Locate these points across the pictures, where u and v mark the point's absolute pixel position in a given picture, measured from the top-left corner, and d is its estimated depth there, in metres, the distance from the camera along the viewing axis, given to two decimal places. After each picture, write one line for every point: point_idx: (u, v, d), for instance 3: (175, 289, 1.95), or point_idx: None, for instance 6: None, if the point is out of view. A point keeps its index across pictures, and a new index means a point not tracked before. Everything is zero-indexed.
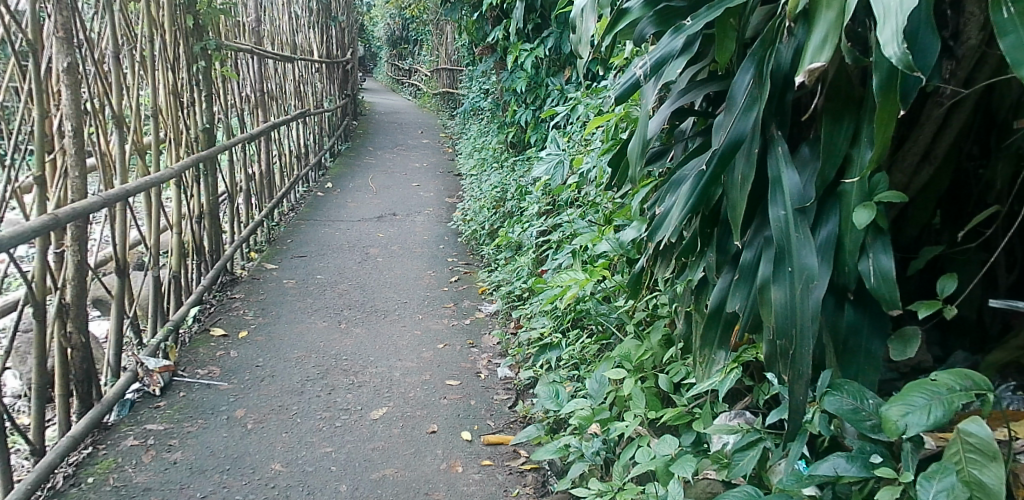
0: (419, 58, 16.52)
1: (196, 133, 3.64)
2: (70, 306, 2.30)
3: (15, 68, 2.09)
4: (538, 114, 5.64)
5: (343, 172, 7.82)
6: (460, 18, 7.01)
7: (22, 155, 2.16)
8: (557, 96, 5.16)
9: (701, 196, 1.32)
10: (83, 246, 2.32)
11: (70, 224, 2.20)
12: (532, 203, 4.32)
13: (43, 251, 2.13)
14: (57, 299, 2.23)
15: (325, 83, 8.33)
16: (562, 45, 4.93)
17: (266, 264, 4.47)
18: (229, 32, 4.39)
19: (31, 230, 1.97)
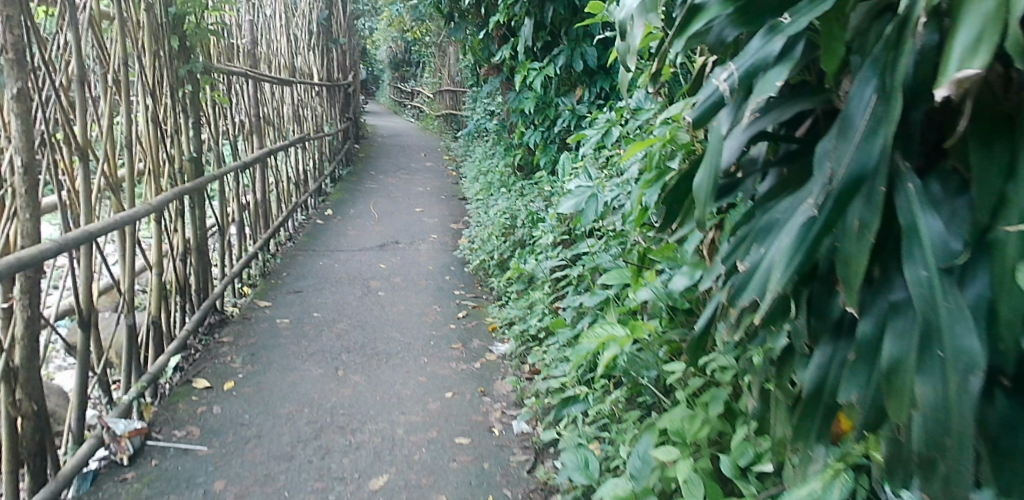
0: (422, 79, 16.32)
1: (183, 164, 3.30)
2: (19, 371, 1.97)
3: None
4: (547, 136, 5.33)
5: (344, 198, 7.51)
6: (465, 38, 6.73)
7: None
8: (569, 117, 4.84)
9: (811, 251, 0.98)
10: (37, 299, 1.99)
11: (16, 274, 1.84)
12: (546, 232, 3.98)
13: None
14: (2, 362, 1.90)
15: (326, 106, 8.05)
16: (574, 63, 4.62)
17: (259, 300, 4.13)
18: (219, 54, 4.10)
19: None
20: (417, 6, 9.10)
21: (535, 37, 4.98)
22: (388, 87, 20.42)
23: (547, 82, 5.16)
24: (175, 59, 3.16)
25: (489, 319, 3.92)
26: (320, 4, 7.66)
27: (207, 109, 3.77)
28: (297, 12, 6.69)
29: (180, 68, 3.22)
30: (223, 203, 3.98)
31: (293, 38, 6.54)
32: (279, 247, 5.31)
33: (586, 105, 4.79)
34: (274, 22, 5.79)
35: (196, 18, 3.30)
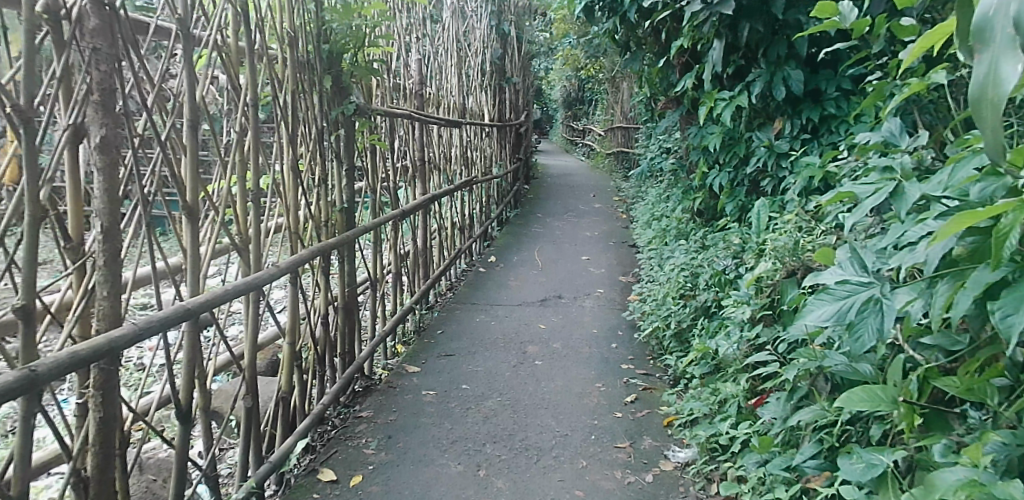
0: (595, 117, 15.89)
1: (333, 215, 3.00)
2: (90, 483, 1.46)
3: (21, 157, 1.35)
4: (735, 176, 4.48)
5: (508, 243, 7.12)
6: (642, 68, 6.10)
7: (19, 267, 1.30)
8: (763, 154, 4.02)
9: None
10: (119, 392, 1.49)
11: (94, 367, 1.41)
12: (737, 300, 3.20)
13: (25, 423, 1.19)
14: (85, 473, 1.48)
15: (495, 148, 7.78)
16: (776, 89, 3.83)
17: (409, 364, 3.74)
18: (381, 94, 3.84)
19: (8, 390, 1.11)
20: (591, 41, 8.67)
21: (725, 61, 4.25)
22: (561, 126, 20.24)
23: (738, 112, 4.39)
24: (326, 100, 2.88)
25: (665, 410, 3.21)
26: (494, 43, 7.45)
27: (363, 154, 3.46)
28: (469, 51, 6.49)
29: (331, 109, 2.93)
30: (376, 254, 3.61)
31: (465, 78, 6.32)
32: (437, 299, 4.96)
33: (788, 142, 3.96)
34: (446, 61, 5.56)
35: (353, 55, 2.98)
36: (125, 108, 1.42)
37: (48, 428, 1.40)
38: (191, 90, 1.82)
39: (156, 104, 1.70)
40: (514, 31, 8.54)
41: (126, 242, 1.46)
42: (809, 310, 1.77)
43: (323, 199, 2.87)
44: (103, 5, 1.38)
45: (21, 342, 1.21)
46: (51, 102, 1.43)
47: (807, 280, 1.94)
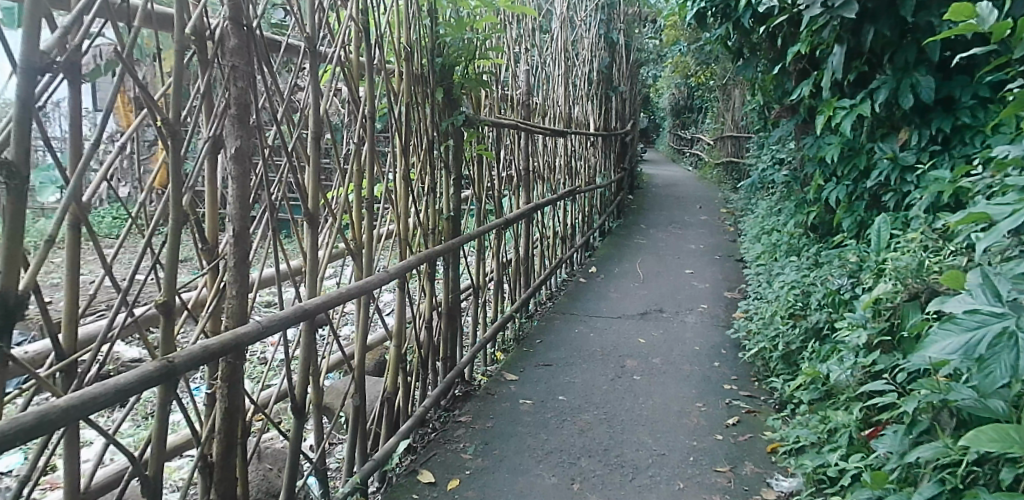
0: (704, 125, 15.48)
1: (440, 223, 3.10)
2: (215, 468, 1.59)
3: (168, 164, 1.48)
4: (854, 191, 4.24)
5: (610, 254, 7.07)
6: (755, 76, 5.90)
7: (162, 267, 1.43)
8: (886, 167, 3.79)
9: None
10: (242, 385, 1.61)
11: (221, 360, 1.51)
12: (852, 321, 3.03)
13: (162, 409, 1.30)
14: (209, 460, 1.60)
15: (600, 158, 7.74)
16: (902, 99, 3.61)
17: (507, 372, 3.79)
18: (490, 104, 3.92)
19: (148, 381, 1.21)
20: (703, 48, 8.48)
21: (846, 68, 4.05)
22: (668, 134, 19.87)
23: (858, 122, 4.17)
24: (438, 111, 2.98)
25: (769, 435, 3.09)
26: (602, 52, 7.44)
27: (470, 164, 3.55)
28: (577, 60, 6.51)
29: (442, 119, 3.03)
30: (480, 262, 3.69)
31: (571, 88, 6.34)
32: (537, 308, 5.00)
33: (915, 154, 3.72)
34: (553, 71, 5.61)
35: (465, 67, 3.06)
36: (258, 121, 1.53)
37: (181, 415, 1.53)
38: (316, 103, 1.94)
39: (285, 116, 1.82)
40: (623, 40, 8.47)
41: (254, 246, 1.57)
42: (932, 342, 1.65)
43: (430, 207, 2.97)
44: (242, 26, 1.50)
45: (162, 335, 1.32)
46: (195, 115, 1.56)
47: (931, 305, 1.81)
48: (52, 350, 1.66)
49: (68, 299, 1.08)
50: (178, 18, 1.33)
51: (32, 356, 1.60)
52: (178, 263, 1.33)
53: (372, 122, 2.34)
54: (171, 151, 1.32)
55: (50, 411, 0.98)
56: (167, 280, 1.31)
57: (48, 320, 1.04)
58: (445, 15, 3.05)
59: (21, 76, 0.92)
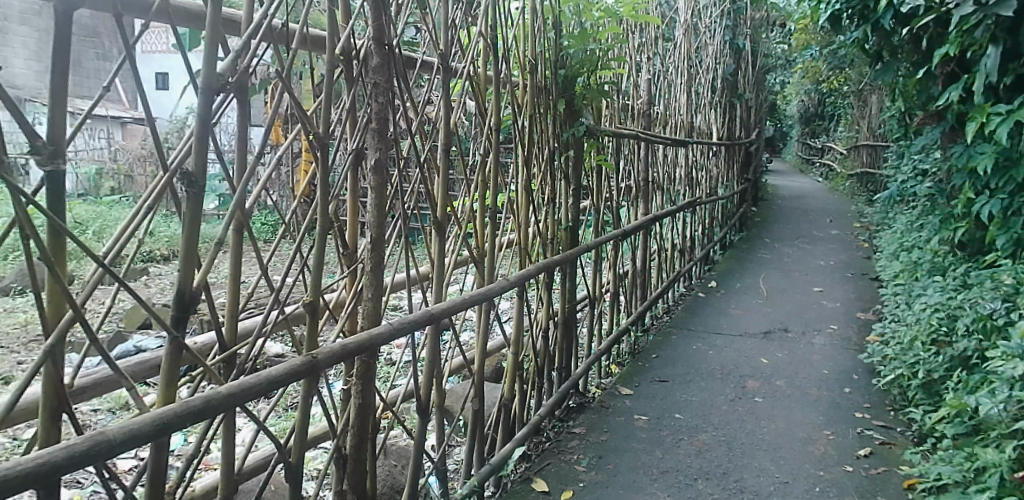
0: (836, 134, 14.64)
1: (558, 233, 3.13)
2: (348, 460, 1.69)
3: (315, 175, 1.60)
4: (1010, 205, 3.87)
5: (731, 268, 6.83)
6: (896, 81, 5.52)
7: (308, 270, 1.54)
8: None
9: None
10: (374, 382, 1.70)
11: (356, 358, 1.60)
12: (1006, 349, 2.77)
13: (305, 401, 1.39)
14: (343, 452, 1.70)
15: (722, 169, 7.51)
16: None
17: (622, 386, 3.75)
18: (610, 114, 3.91)
19: (292, 375, 1.30)
20: (837, 51, 8.03)
21: (1003, 70, 3.71)
22: (796, 143, 18.96)
23: (1017, 129, 3.80)
24: (559, 122, 3.02)
25: (905, 470, 2.87)
26: (727, 59, 7.21)
27: (589, 174, 3.56)
28: (700, 69, 6.36)
29: (563, 130, 3.07)
30: (596, 273, 3.68)
31: (694, 97, 6.21)
32: (653, 322, 4.91)
33: None
34: (676, 80, 5.51)
35: (587, 78, 3.08)
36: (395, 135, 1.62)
37: (320, 408, 1.64)
38: (447, 116, 2.02)
39: (418, 129, 1.92)
40: (750, 46, 8.19)
41: (389, 252, 1.66)
42: None
43: (550, 217, 3.01)
44: (384, 45, 1.60)
45: (307, 332, 1.42)
46: (340, 129, 1.67)
47: None
48: (214, 342, 1.82)
49: (231, 296, 1.19)
50: (330, 39, 1.43)
51: (201, 347, 1.76)
52: (324, 266, 1.42)
53: (497, 133, 2.40)
54: (320, 161, 1.42)
55: (217, 394, 1.06)
56: (313, 282, 1.41)
57: (215, 315, 1.14)
58: (568, 27, 3.09)
59: (204, 94, 1.02)
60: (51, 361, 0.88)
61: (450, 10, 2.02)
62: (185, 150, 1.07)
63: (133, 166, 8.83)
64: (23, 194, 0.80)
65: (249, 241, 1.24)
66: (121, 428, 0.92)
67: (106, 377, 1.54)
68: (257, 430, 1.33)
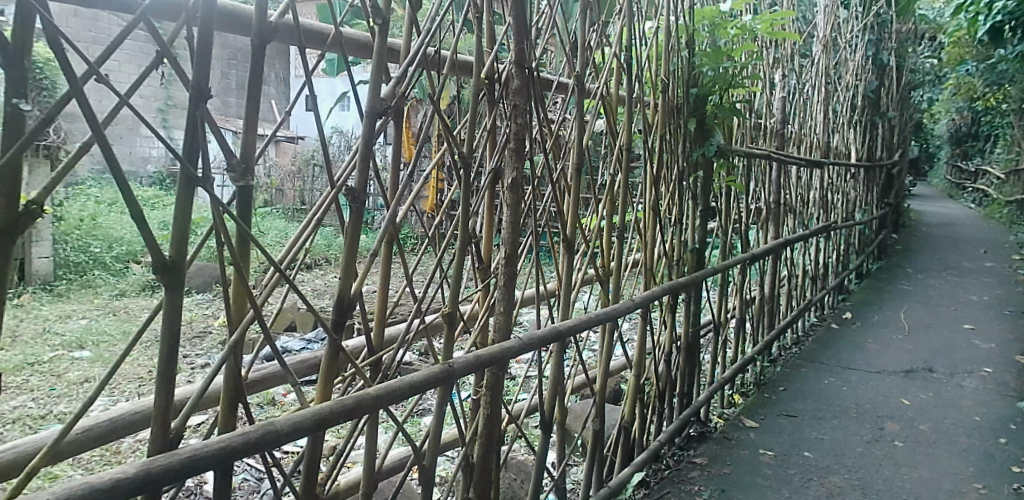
0: (993, 156, 13.40)
1: (684, 255, 3.07)
2: (475, 468, 1.74)
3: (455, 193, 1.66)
4: None
5: (870, 298, 6.39)
6: None
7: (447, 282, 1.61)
8: None
9: None
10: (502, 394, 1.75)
11: (486, 369, 1.65)
12: None
13: (440, 408, 1.45)
14: (470, 460, 1.75)
15: (861, 192, 7.06)
16: None
17: (747, 418, 3.60)
18: (740, 133, 3.79)
19: (431, 382, 1.35)
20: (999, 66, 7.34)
21: None
22: (944, 166, 17.50)
23: None
24: (689, 142, 2.97)
25: None
26: (869, 75, 6.79)
27: (717, 195, 3.47)
28: (838, 85, 6.03)
29: (693, 151, 3.02)
30: (722, 298, 3.56)
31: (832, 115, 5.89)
32: (781, 352, 4.69)
33: None
34: (812, 98, 5.26)
35: (718, 97, 3.00)
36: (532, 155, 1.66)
37: (451, 415, 1.70)
38: (581, 136, 2.04)
39: (552, 148, 1.95)
40: (896, 61, 7.67)
41: (522, 268, 1.70)
42: None
43: (676, 238, 2.96)
44: (525, 69, 1.64)
45: (444, 342, 1.48)
46: (481, 148, 1.73)
47: None
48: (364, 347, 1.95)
49: (380, 305, 1.27)
50: (477, 65, 1.49)
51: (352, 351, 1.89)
52: (463, 280, 1.49)
53: (628, 154, 2.40)
54: (463, 179, 1.49)
55: (367, 396, 1.14)
56: (451, 294, 1.48)
57: (366, 322, 1.22)
58: (701, 45, 3.04)
59: (369, 118, 1.10)
60: (233, 356, 0.98)
61: (586, 32, 2.05)
62: (349, 168, 1.16)
63: (283, 180, 9.58)
64: (224, 206, 0.89)
65: (398, 253, 1.32)
66: (288, 420, 1.01)
67: (274, 371, 1.69)
68: (396, 431, 1.41)
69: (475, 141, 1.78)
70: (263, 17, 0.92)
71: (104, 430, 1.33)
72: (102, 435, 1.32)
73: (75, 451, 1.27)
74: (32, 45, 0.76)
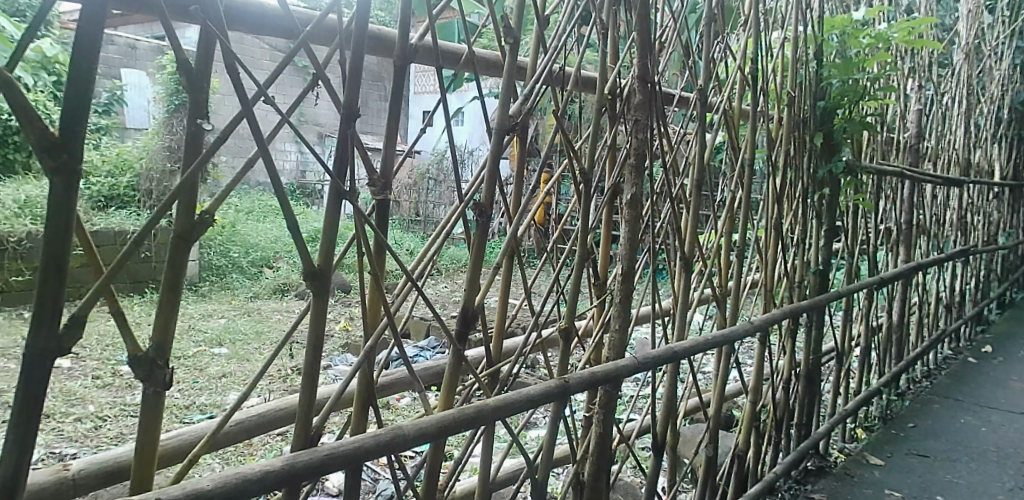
0: None
1: (806, 277, 2.92)
2: (585, 486, 1.72)
3: (574, 210, 1.66)
4: None
5: (1016, 331, 5.82)
6: None
7: (564, 298, 1.61)
8: None
9: None
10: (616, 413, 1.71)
11: (600, 387, 1.63)
12: None
13: (554, 422, 1.45)
14: (577, 476, 1.74)
15: (1007, 213, 6.45)
16: None
17: (872, 454, 3.36)
18: (870, 149, 3.57)
19: (545, 396, 1.35)
20: None
21: None
22: None
23: None
24: (814, 158, 2.83)
25: None
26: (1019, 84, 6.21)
27: (843, 213, 3.27)
28: (982, 97, 5.56)
29: (818, 167, 2.87)
30: (847, 323, 3.35)
31: (973, 129, 5.44)
32: (909, 385, 4.35)
33: None
34: (952, 110, 4.87)
35: (848, 110, 2.84)
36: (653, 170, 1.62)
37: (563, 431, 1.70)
38: (702, 152, 1.99)
39: (671, 163, 1.91)
40: None
41: (639, 286, 1.67)
42: None
43: (798, 259, 2.82)
44: (648, 83, 1.61)
45: (560, 357, 1.48)
46: (602, 163, 1.73)
47: None
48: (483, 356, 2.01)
49: (500, 317, 1.29)
50: (600, 80, 1.50)
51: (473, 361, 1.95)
52: (580, 296, 1.48)
53: (750, 169, 2.31)
54: (584, 195, 1.49)
55: (487, 406, 1.16)
56: (568, 309, 1.48)
57: (487, 335, 1.25)
58: (830, 55, 2.87)
59: (497, 135, 1.13)
60: (366, 361, 1.03)
61: (711, 43, 1.98)
62: (476, 184, 1.19)
63: (400, 192, 9.97)
64: (367, 218, 0.93)
65: (518, 266, 1.34)
66: (414, 426, 1.05)
67: (400, 377, 1.77)
68: (511, 443, 1.42)
69: (597, 155, 1.77)
70: (406, 39, 0.97)
71: (255, 422, 1.46)
72: (255, 427, 1.46)
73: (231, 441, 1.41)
74: (210, 64, 0.83)
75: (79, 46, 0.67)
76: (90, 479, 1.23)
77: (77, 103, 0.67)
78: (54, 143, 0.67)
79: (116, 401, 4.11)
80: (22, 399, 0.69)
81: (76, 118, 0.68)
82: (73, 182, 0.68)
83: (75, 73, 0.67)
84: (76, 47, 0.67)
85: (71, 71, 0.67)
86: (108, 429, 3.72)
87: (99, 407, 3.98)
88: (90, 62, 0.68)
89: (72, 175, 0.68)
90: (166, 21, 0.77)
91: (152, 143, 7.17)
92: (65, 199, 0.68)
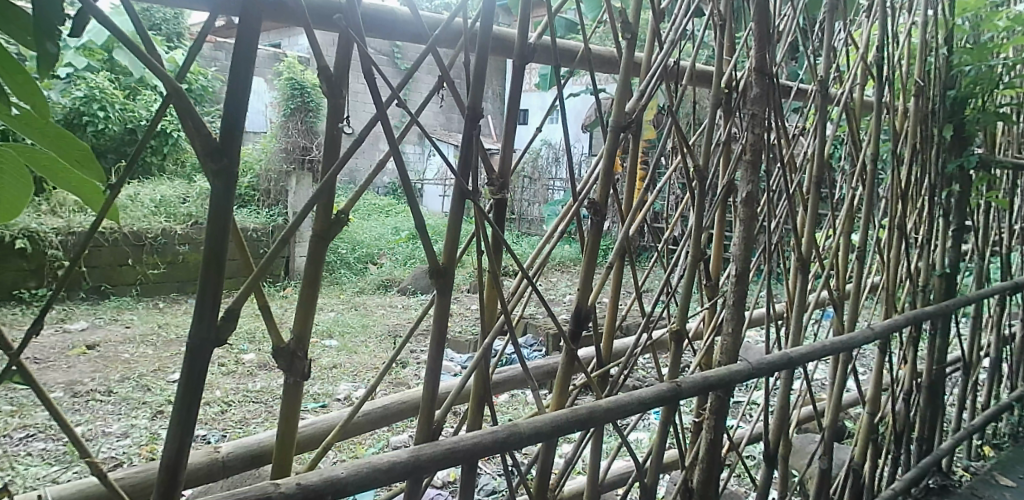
0: None
1: (931, 280, 2.72)
2: (693, 493, 1.69)
3: (685, 207, 1.62)
4: None
5: None
6: None
7: (675, 299, 1.57)
8: None
9: None
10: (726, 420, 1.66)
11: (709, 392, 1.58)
12: None
13: (664, 426, 1.42)
14: (683, 482, 1.69)
15: None
16: None
17: (1004, 474, 3.10)
18: (1004, 142, 3.28)
19: (656, 397, 1.32)
20: None
21: None
22: None
23: None
24: (943, 152, 2.64)
25: None
26: None
27: (973, 212, 3.02)
28: None
29: (947, 162, 2.66)
30: (976, 330, 3.09)
31: None
32: None
33: None
34: None
35: (982, 101, 2.61)
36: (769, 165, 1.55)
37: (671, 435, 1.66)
38: (822, 148, 1.89)
39: (786, 160, 1.83)
40: None
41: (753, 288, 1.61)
42: None
43: (922, 261, 2.63)
44: (765, 75, 1.55)
45: (671, 359, 1.45)
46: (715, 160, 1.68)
47: None
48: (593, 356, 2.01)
49: (611, 318, 1.28)
50: (716, 73, 1.45)
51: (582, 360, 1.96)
52: (693, 297, 1.44)
53: (873, 166, 2.17)
54: (698, 194, 1.45)
55: (599, 407, 1.15)
56: (680, 311, 1.45)
57: (599, 334, 1.23)
58: (961, 41, 2.65)
59: (613, 132, 1.12)
60: (485, 358, 1.04)
61: (833, 31, 1.86)
62: (592, 182, 1.18)
63: None
64: (487, 216, 0.94)
65: (630, 266, 1.33)
66: (530, 423, 1.05)
67: (513, 375, 1.79)
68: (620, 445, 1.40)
69: (712, 151, 1.72)
70: (525, 39, 0.97)
71: (380, 414, 1.52)
72: (382, 418, 1.52)
73: (361, 430, 1.48)
74: (346, 67, 0.86)
75: (237, 57, 0.72)
76: (237, 461, 1.33)
77: (236, 112, 0.72)
78: (216, 147, 0.71)
79: (239, 387, 4.38)
80: (183, 386, 0.74)
81: (234, 124, 0.72)
82: (231, 185, 0.73)
83: (235, 84, 0.71)
84: (235, 60, 0.71)
85: (232, 76, 0.71)
86: (233, 413, 3.97)
87: (225, 393, 4.26)
88: (246, 73, 0.72)
89: (229, 179, 0.72)
90: (308, 26, 0.80)
91: (270, 144, 7.64)
92: (223, 202, 0.72)
